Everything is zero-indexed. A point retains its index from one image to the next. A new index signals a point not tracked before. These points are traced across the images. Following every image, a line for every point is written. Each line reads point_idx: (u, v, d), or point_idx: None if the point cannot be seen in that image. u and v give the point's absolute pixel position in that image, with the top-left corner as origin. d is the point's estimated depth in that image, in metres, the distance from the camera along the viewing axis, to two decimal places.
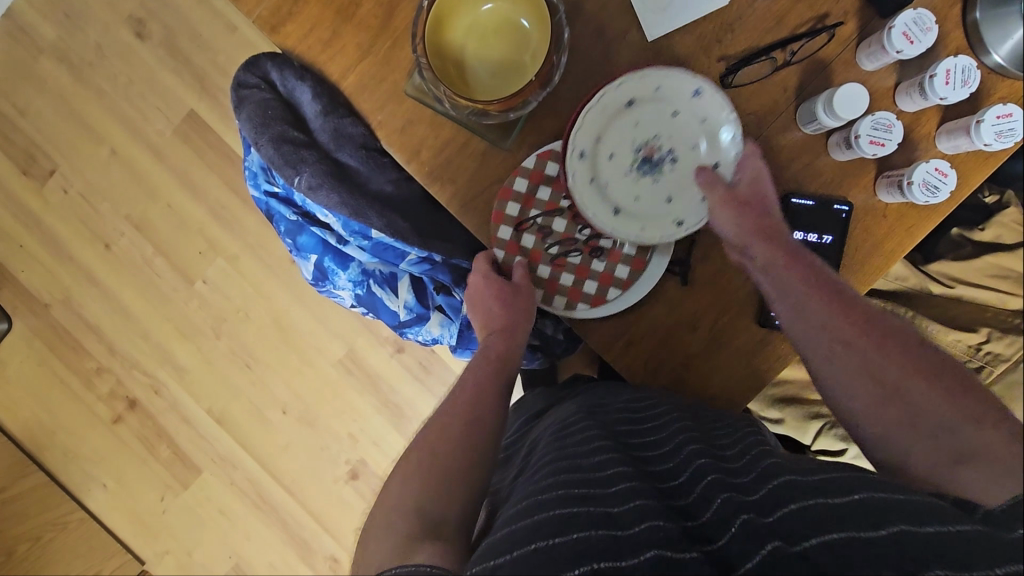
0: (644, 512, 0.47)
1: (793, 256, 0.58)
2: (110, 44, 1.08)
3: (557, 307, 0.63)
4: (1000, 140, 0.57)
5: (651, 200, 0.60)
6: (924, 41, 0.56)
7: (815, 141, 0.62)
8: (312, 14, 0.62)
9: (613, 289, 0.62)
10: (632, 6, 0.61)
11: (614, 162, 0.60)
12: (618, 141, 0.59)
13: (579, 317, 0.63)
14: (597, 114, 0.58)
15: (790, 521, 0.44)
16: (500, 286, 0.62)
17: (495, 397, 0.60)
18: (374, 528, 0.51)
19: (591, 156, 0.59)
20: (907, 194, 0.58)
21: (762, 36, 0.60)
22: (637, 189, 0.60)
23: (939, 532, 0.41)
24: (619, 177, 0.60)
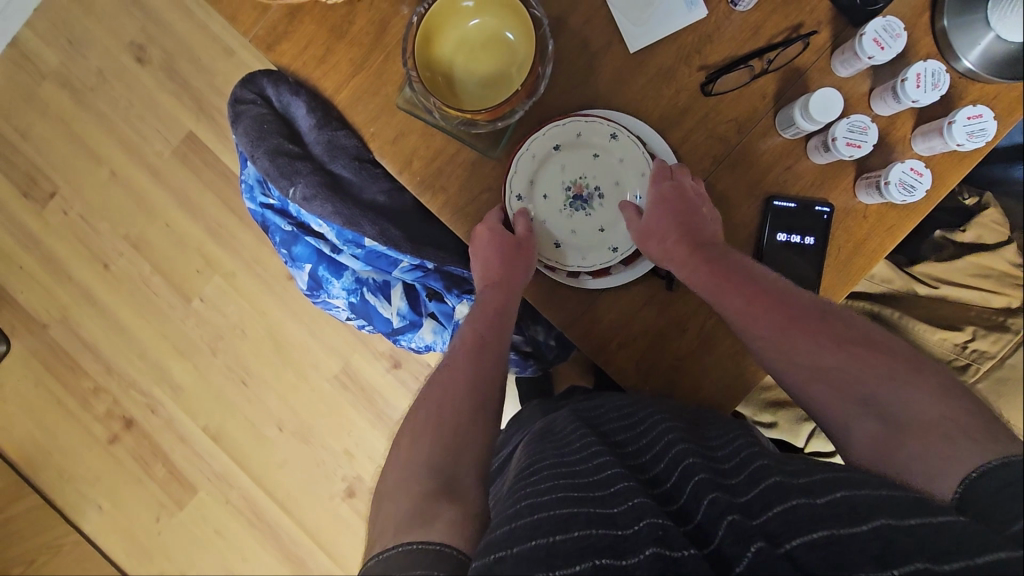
0: (643, 511, 0.48)
1: (731, 271, 0.59)
2: (111, 70, 1.23)
3: (557, 274, 0.65)
4: (972, 140, 0.57)
5: (587, 232, 0.65)
6: (895, 47, 0.57)
7: (794, 146, 0.63)
8: (306, 32, 0.65)
9: (608, 260, 0.64)
10: (614, 18, 0.63)
11: (548, 202, 0.65)
12: (550, 182, 0.65)
13: (591, 287, 0.64)
14: (529, 160, 0.63)
15: (776, 522, 0.45)
16: (506, 241, 0.62)
17: (494, 360, 0.61)
18: (385, 497, 0.51)
19: (527, 198, 0.64)
20: (884, 193, 0.59)
21: (739, 46, 0.63)
22: (572, 224, 0.65)
23: (923, 525, 0.42)
24: (555, 215, 0.65)
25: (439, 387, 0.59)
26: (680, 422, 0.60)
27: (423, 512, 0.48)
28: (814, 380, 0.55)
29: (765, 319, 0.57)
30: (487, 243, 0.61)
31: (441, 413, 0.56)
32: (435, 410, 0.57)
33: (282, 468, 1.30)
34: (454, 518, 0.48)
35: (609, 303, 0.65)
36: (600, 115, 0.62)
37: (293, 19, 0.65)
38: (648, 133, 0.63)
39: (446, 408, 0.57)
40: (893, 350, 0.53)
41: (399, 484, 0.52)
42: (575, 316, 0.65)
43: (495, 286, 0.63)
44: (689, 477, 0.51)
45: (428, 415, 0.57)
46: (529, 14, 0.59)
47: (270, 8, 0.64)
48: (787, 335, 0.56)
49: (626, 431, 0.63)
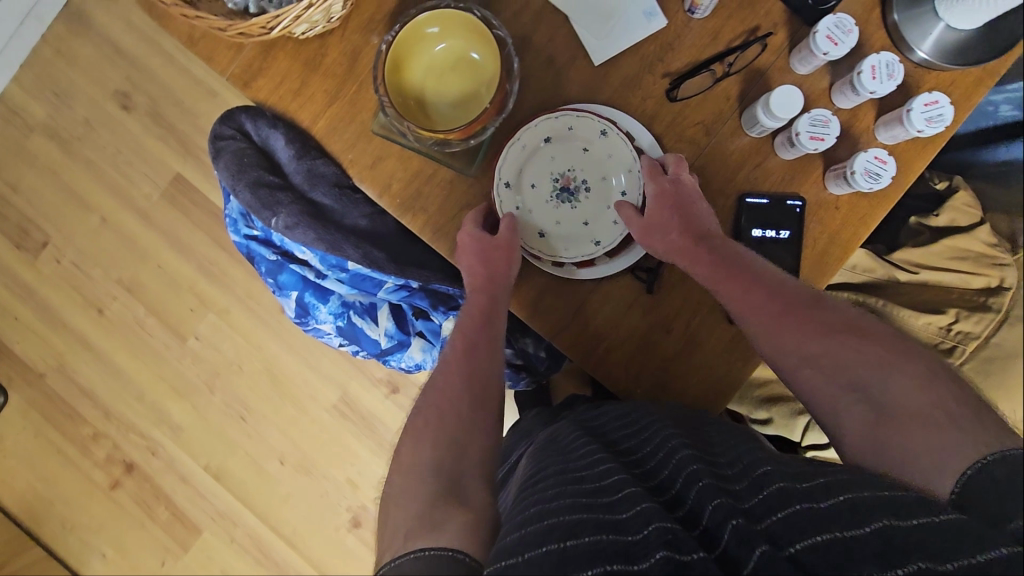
0: (650, 515, 0.48)
1: (728, 262, 0.60)
2: (98, 119, 1.25)
3: (543, 263, 0.65)
4: (931, 126, 0.59)
5: (572, 224, 0.66)
6: (847, 42, 0.59)
7: (761, 144, 0.64)
8: (281, 68, 0.67)
9: (593, 251, 0.65)
10: (576, 34, 0.65)
11: (536, 191, 0.66)
12: (538, 172, 0.66)
13: (579, 275, 0.65)
14: (520, 149, 0.65)
15: (779, 526, 0.45)
16: (483, 241, 0.63)
17: (487, 353, 0.62)
18: (393, 499, 0.52)
19: (515, 185, 0.65)
20: (851, 183, 0.60)
21: (700, 52, 0.64)
22: (558, 215, 0.66)
23: (924, 526, 0.42)
24: (541, 205, 0.66)
25: (436, 388, 0.60)
26: (681, 428, 0.60)
27: (433, 516, 0.48)
28: (807, 370, 0.55)
29: (763, 307, 0.57)
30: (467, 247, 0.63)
31: (442, 415, 0.57)
32: (436, 411, 0.57)
33: (286, 503, 1.29)
34: (464, 520, 0.48)
35: (593, 309, 0.66)
36: (591, 111, 0.64)
37: (267, 55, 0.67)
38: (636, 132, 0.64)
39: (445, 409, 0.57)
40: (893, 344, 0.54)
41: (406, 490, 0.52)
42: (561, 324, 0.66)
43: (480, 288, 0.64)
44: (690, 480, 0.51)
45: (428, 418, 0.57)
46: (492, 34, 0.61)
47: (244, 47, 0.67)
48: (785, 323, 0.57)
49: (628, 436, 0.62)
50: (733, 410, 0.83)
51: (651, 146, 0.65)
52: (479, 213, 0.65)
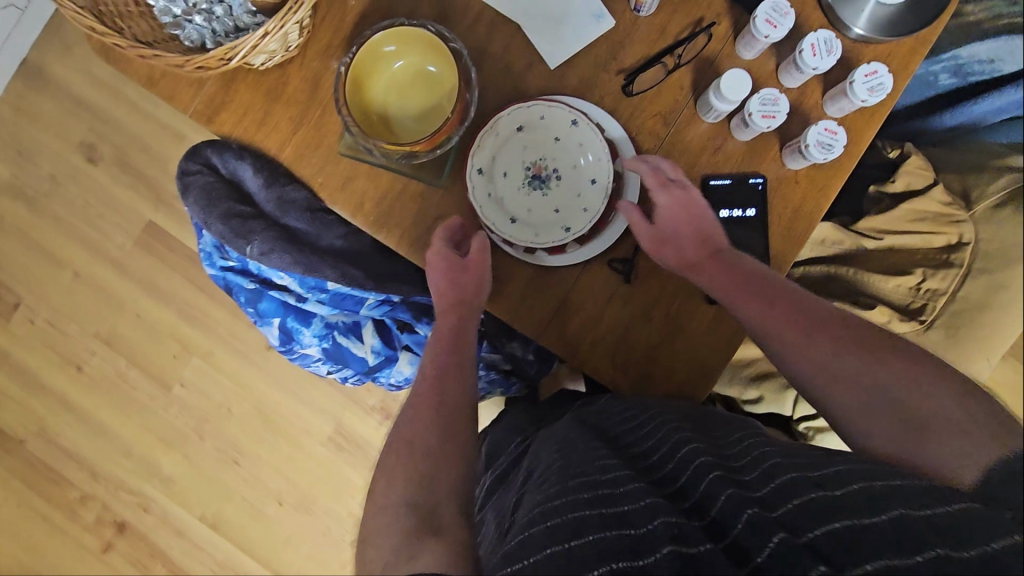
0: (656, 509, 0.48)
1: (740, 272, 0.61)
2: (63, 174, 1.24)
3: (516, 250, 0.65)
4: (874, 95, 0.62)
5: (543, 211, 0.67)
6: (786, 24, 0.62)
7: (718, 128, 0.66)
8: (244, 100, 0.68)
9: (565, 237, 0.65)
10: (530, 41, 0.67)
11: (508, 178, 0.66)
12: (511, 159, 0.66)
13: (543, 263, 0.66)
14: (491, 137, 0.65)
15: (791, 514, 0.46)
16: (449, 263, 0.62)
17: (458, 382, 0.60)
18: (370, 533, 0.52)
19: (487, 171, 0.66)
20: (806, 156, 0.63)
21: (650, 47, 0.67)
22: (529, 202, 0.67)
23: (938, 515, 0.43)
24: (513, 192, 0.66)
25: (406, 420, 0.58)
26: (685, 423, 0.60)
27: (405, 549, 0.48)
28: (823, 373, 0.56)
29: (778, 315, 0.58)
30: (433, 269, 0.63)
31: (413, 448, 0.56)
32: (405, 442, 0.56)
33: (288, 545, 1.25)
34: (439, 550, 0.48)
35: (574, 303, 0.67)
36: (561, 102, 0.65)
37: (229, 89, 0.67)
38: (605, 122, 0.66)
39: (414, 440, 0.56)
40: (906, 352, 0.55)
41: (382, 525, 0.51)
42: (545, 321, 0.67)
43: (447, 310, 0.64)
44: (702, 474, 0.51)
45: (397, 453, 0.56)
46: (448, 47, 0.62)
47: (204, 82, 0.67)
48: (796, 329, 0.57)
49: (629, 430, 0.62)
50: (719, 396, 0.85)
51: (619, 135, 0.66)
52: (445, 231, 0.64)
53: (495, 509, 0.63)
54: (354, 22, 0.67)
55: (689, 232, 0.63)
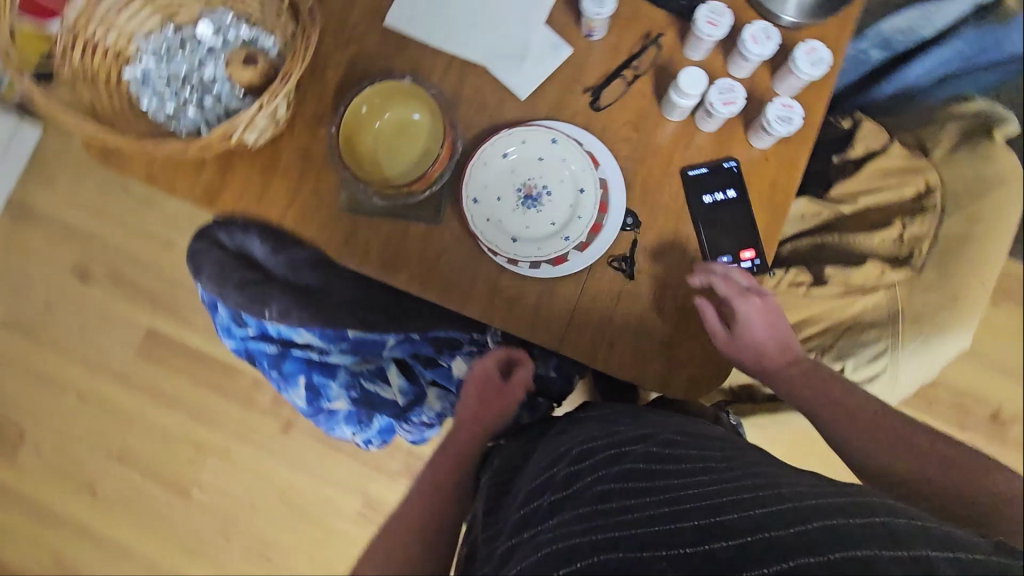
0: (660, 552, 0.44)
1: (798, 374, 0.65)
2: (58, 299, 1.26)
3: (522, 267, 0.68)
4: (817, 68, 0.68)
5: (540, 226, 0.70)
6: (725, 21, 0.68)
7: (685, 124, 0.72)
8: (242, 178, 0.71)
9: (566, 245, 0.68)
10: (499, 78, 0.73)
11: (502, 202, 0.70)
12: (501, 184, 0.70)
13: (549, 275, 0.69)
14: (480, 167, 0.69)
15: (808, 536, 0.42)
16: (485, 386, 0.70)
17: (449, 501, 0.67)
18: None
19: (482, 199, 0.69)
20: (770, 131, 0.68)
21: (607, 65, 0.73)
22: (526, 221, 0.70)
23: (962, 560, 0.40)
24: (509, 214, 0.70)
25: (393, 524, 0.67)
26: (694, 441, 0.56)
27: None
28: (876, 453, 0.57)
29: (834, 413, 0.61)
30: (473, 387, 0.70)
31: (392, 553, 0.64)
32: (385, 553, 0.65)
33: None
34: None
35: (587, 307, 0.69)
36: (538, 126, 0.70)
37: (226, 171, 0.71)
38: (581, 137, 0.71)
39: (397, 549, 0.64)
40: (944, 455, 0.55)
41: None
42: (562, 329, 0.69)
43: (461, 427, 0.70)
44: (732, 497, 0.46)
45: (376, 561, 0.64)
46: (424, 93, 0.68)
47: (203, 168, 0.71)
48: (854, 421, 0.60)
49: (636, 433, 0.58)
50: (737, 385, 0.87)
51: (596, 146, 0.71)
52: (497, 358, 0.71)
53: (488, 517, 0.58)
54: (335, 91, 0.73)
55: (762, 336, 0.66)
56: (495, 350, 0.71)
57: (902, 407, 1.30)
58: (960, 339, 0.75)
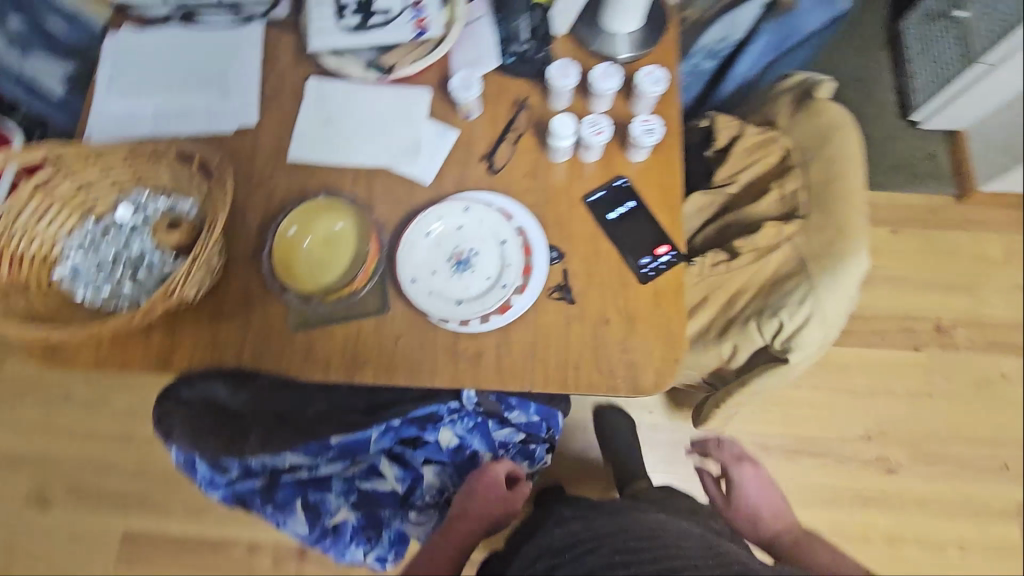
0: None
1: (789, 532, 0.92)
2: (20, 536, 1.18)
3: (474, 324, 0.73)
4: (659, 85, 0.80)
5: (479, 284, 0.75)
6: (573, 70, 0.80)
7: (573, 160, 0.82)
8: (191, 332, 0.74)
9: (507, 294, 0.74)
10: (402, 172, 0.81)
11: (437, 274, 0.75)
12: (432, 258, 0.76)
13: (502, 325, 0.73)
14: (409, 250, 0.76)
15: None
16: (492, 487, 0.76)
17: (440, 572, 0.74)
18: None
19: (418, 277, 0.75)
20: (640, 145, 0.79)
21: (491, 134, 0.83)
22: (465, 283, 0.75)
23: None
24: (447, 282, 0.75)
25: None
26: (660, 541, 0.69)
27: None
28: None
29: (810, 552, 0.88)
30: (481, 486, 0.76)
31: None
32: None
33: None
34: None
35: (543, 341, 0.74)
36: (449, 201, 0.78)
37: (174, 331, 0.74)
38: (489, 198, 0.79)
39: None
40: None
41: None
42: (528, 368, 0.73)
43: (460, 517, 0.76)
44: None
45: None
46: (334, 204, 0.75)
47: (151, 335, 0.74)
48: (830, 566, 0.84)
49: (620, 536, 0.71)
50: (708, 370, 0.99)
51: (505, 201, 0.79)
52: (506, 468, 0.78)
53: None
54: (258, 228, 0.79)
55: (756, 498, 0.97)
56: (502, 462, 0.78)
57: (860, 351, 1.40)
58: (858, 264, 0.79)
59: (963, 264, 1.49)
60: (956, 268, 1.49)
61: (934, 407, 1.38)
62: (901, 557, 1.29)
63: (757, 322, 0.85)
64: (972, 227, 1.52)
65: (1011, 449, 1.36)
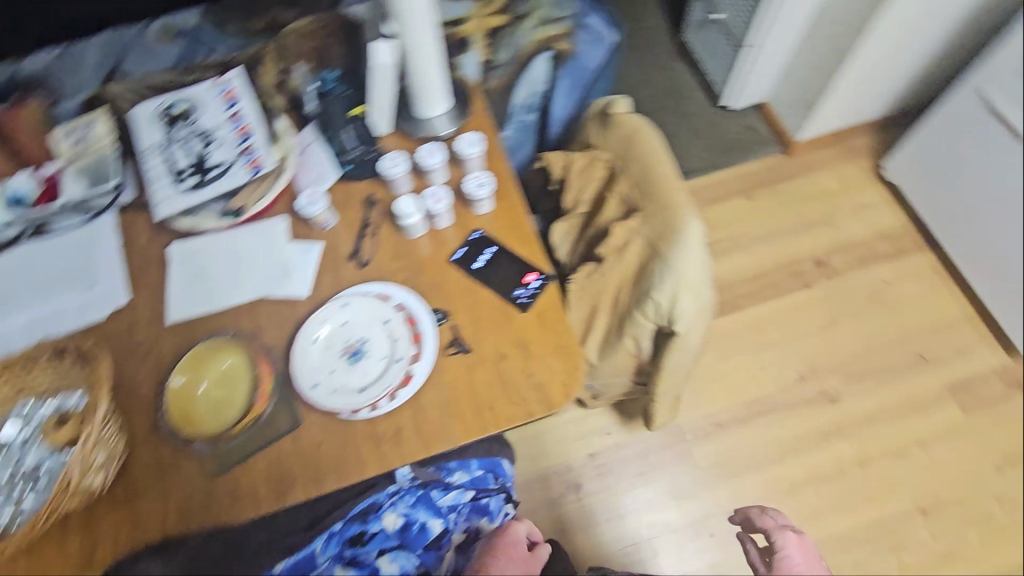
0: None
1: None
2: None
3: (384, 404, 0.76)
4: (477, 146, 0.91)
5: (378, 366, 0.79)
6: (400, 158, 0.90)
7: (429, 231, 0.90)
8: (108, 521, 0.72)
9: (404, 365, 0.78)
10: (278, 294, 0.86)
11: (336, 371, 0.78)
12: (327, 359, 0.79)
13: (408, 395, 0.77)
14: (303, 360, 0.79)
15: None
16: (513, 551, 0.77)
17: None
18: None
19: (319, 380, 0.78)
20: (479, 198, 0.88)
21: (351, 234, 0.90)
22: (364, 370, 0.78)
23: None
24: (347, 375, 0.78)
25: None
26: None
27: None
28: None
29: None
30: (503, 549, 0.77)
31: None
32: None
33: None
34: None
35: (453, 395, 0.78)
36: (328, 305, 0.83)
37: (91, 528, 0.72)
38: (364, 289, 0.84)
39: None
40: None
41: None
42: (446, 426, 0.76)
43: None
44: None
45: None
46: (212, 345, 0.78)
47: (68, 541, 0.72)
48: None
49: None
50: (629, 369, 1.09)
51: (379, 286, 0.85)
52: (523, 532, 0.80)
53: None
54: (153, 395, 0.80)
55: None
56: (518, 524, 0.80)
57: (763, 306, 1.55)
58: (692, 231, 0.88)
59: (811, 205, 1.71)
60: (807, 210, 1.70)
61: (842, 330, 1.52)
62: (877, 473, 1.36)
63: (639, 308, 0.93)
64: (804, 173, 1.75)
65: (918, 340, 1.51)
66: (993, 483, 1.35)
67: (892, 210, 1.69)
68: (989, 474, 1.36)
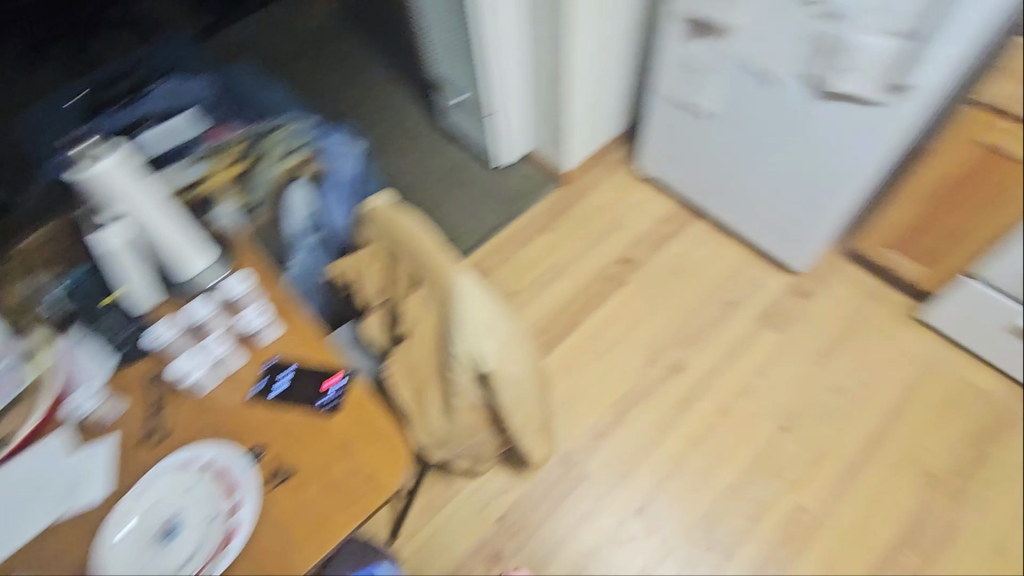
0: None
1: None
2: None
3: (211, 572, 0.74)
4: (241, 285, 0.95)
5: (195, 535, 0.75)
6: (167, 324, 0.92)
7: (221, 380, 0.89)
8: None
9: (224, 523, 0.76)
10: (69, 512, 0.79)
11: (153, 559, 0.74)
12: (141, 551, 0.75)
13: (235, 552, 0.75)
14: (117, 563, 0.75)
15: None
16: None
17: None
18: None
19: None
20: (255, 330, 0.91)
21: (141, 416, 0.87)
22: (182, 545, 0.75)
23: None
24: (165, 559, 0.74)
25: None
26: None
27: None
28: None
29: None
30: None
31: None
32: None
33: None
34: None
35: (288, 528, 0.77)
36: (130, 496, 0.78)
37: None
38: (165, 463, 0.80)
39: None
40: None
41: None
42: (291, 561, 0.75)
43: None
44: None
45: None
46: None
47: None
48: None
49: None
50: (480, 421, 1.14)
51: (179, 453, 0.81)
52: None
53: None
54: None
55: None
56: None
57: (596, 315, 1.71)
58: (464, 287, 0.95)
59: (600, 218, 1.95)
60: (598, 223, 1.94)
61: (663, 308, 1.72)
62: (738, 414, 1.51)
63: (452, 365, 0.99)
64: (584, 195, 2.01)
65: (722, 291, 1.75)
66: (824, 379, 1.57)
67: (661, 197, 1.98)
68: (817, 372, 1.58)
